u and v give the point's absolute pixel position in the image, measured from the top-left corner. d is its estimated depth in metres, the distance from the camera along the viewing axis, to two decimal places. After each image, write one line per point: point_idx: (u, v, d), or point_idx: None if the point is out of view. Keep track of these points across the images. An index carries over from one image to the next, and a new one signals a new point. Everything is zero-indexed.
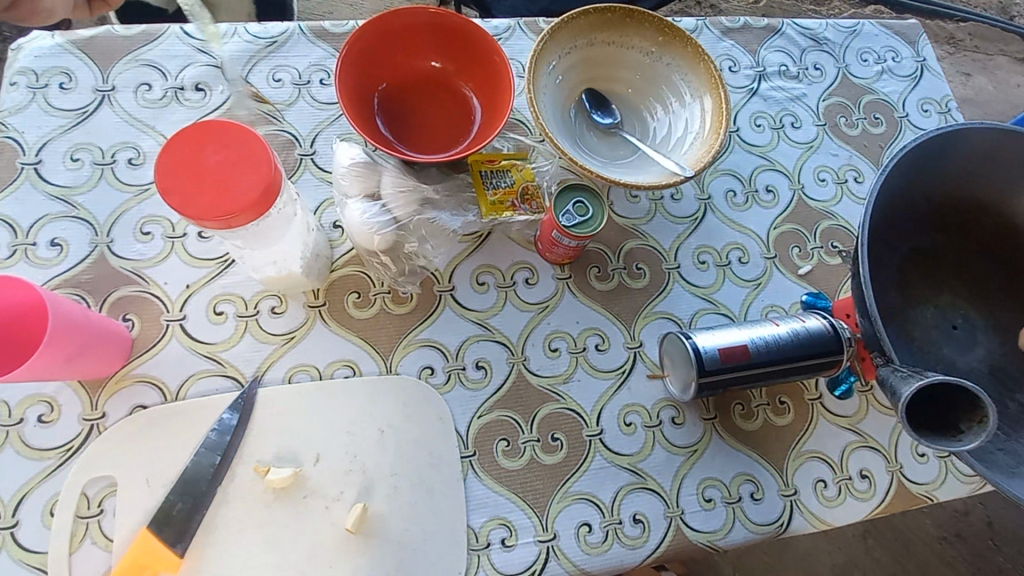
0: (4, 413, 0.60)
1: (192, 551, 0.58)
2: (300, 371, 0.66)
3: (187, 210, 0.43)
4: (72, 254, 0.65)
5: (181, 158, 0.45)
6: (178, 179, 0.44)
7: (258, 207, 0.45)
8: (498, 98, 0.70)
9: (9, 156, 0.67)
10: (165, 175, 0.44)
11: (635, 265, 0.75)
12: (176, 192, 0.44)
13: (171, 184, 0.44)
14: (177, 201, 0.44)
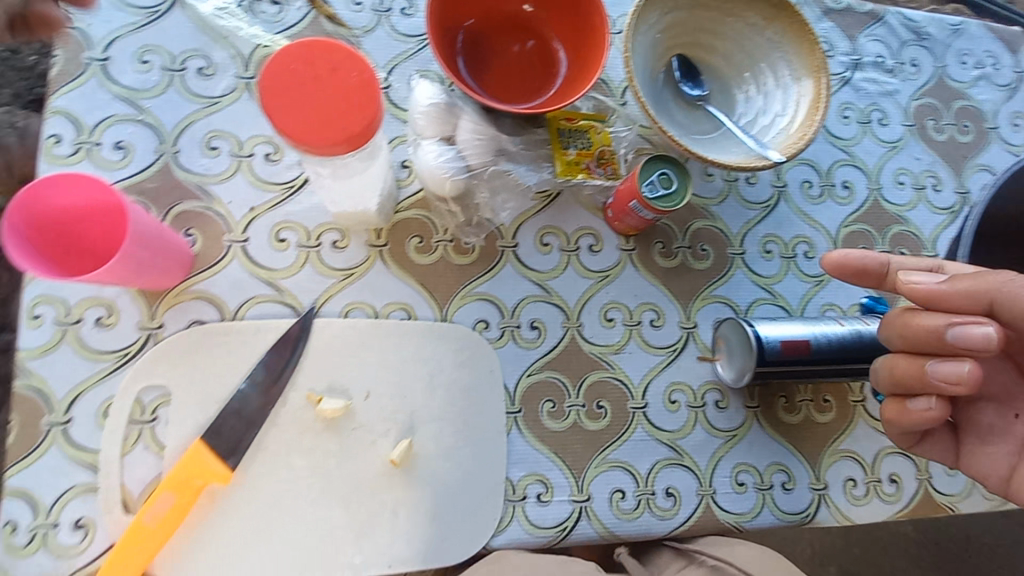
0: (63, 311, 0.59)
1: (241, 465, 0.58)
2: (356, 308, 0.65)
3: (286, 131, 0.42)
4: (137, 159, 0.63)
5: (287, 75, 0.43)
6: (281, 99, 0.42)
7: (359, 140, 0.43)
8: (589, 51, 0.66)
9: (76, 51, 0.63)
10: (269, 90, 0.42)
11: (700, 246, 0.74)
12: (277, 111, 0.42)
13: (276, 103, 0.42)
14: (279, 120, 0.42)
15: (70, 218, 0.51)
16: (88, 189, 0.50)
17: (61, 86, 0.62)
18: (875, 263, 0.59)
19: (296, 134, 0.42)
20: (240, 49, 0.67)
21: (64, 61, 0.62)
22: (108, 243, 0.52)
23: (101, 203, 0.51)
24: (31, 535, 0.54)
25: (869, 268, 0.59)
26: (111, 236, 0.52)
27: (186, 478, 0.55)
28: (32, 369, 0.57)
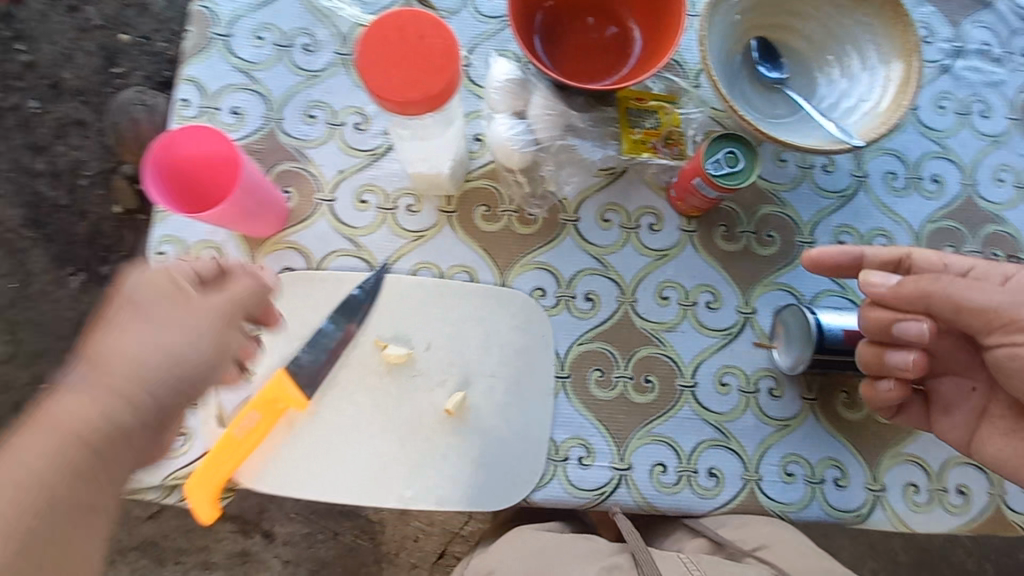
0: (181, 249, 0.67)
1: (315, 396, 0.65)
2: (424, 268, 0.70)
3: (375, 90, 0.47)
4: (249, 123, 0.71)
5: (379, 41, 0.48)
6: (374, 63, 0.47)
7: (440, 100, 0.48)
8: (665, 30, 0.67)
9: (204, 27, 0.72)
10: (364, 54, 0.48)
11: (766, 232, 0.73)
12: (369, 73, 0.47)
13: (369, 65, 0.47)
14: (371, 81, 0.47)
15: (195, 169, 0.60)
16: (210, 143, 0.59)
17: (192, 57, 0.71)
18: (852, 259, 0.61)
19: (383, 94, 0.47)
20: (340, 28, 0.74)
21: (196, 36, 0.72)
22: (226, 191, 0.60)
23: (223, 154, 0.60)
24: None
25: (842, 263, 0.62)
26: (227, 184, 0.60)
27: (271, 400, 0.63)
28: None
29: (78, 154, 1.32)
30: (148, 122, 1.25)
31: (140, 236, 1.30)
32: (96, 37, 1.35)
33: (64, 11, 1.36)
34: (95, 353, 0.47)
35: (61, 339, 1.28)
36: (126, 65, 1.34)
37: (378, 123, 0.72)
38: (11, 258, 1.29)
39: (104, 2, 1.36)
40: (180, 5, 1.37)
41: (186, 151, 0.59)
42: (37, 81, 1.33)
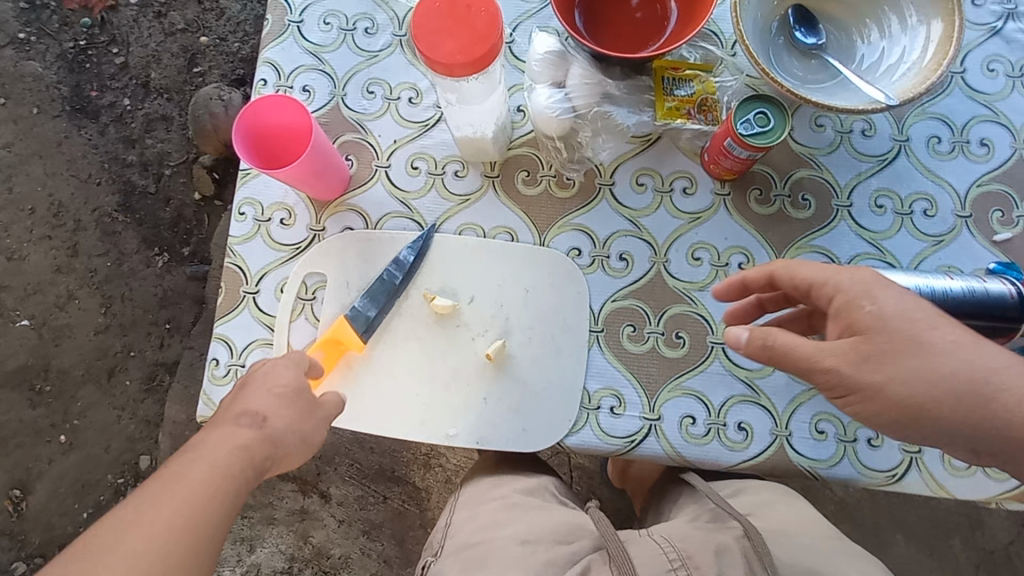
0: (259, 210, 0.77)
1: (371, 341, 0.73)
2: (468, 229, 0.76)
3: (427, 52, 0.53)
4: (317, 99, 0.79)
5: (432, 10, 0.54)
6: (426, 29, 0.54)
7: (483, 63, 0.54)
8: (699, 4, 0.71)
9: (281, 15, 0.81)
10: (418, 22, 0.54)
11: (801, 196, 0.75)
12: (422, 37, 0.53)
13: (422, 30, 0.53)
14: (423, 45, 0.53)
15: (276, 136, 0.68)
16: (287, 113, 0.68)
17: (270, 41, 0.80)
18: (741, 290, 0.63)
19: (433, 57, 0.53)
20: (397, 12, 0.81)
21: (273, 24, 0.81)
22: (302, 156, 0.68)
23: (298, 123, 0.68)
24: (228, 370, 0.73)
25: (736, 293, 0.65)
26: (302, 149, 0.68)
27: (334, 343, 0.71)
28: (236, 251, 0.76)
29: (163, 146, 1.48)
30: (224, 117, 1.37)
31: (216, 220, 1.44)
32: (178, 40, 1.50)
33: (153, 17, 1.51)
34: (261, 407, 0.54)
35: (147, 312, 1.44)
36: (204, 65, 1.49)
37: (430, 98, 0.79)
38: (106, 239, 1.46)
39: (186, 7, 1.51)
40: (252, 8, 1.51)
41: (269, 119, 0.67)
42: (128, 81, 1.49)
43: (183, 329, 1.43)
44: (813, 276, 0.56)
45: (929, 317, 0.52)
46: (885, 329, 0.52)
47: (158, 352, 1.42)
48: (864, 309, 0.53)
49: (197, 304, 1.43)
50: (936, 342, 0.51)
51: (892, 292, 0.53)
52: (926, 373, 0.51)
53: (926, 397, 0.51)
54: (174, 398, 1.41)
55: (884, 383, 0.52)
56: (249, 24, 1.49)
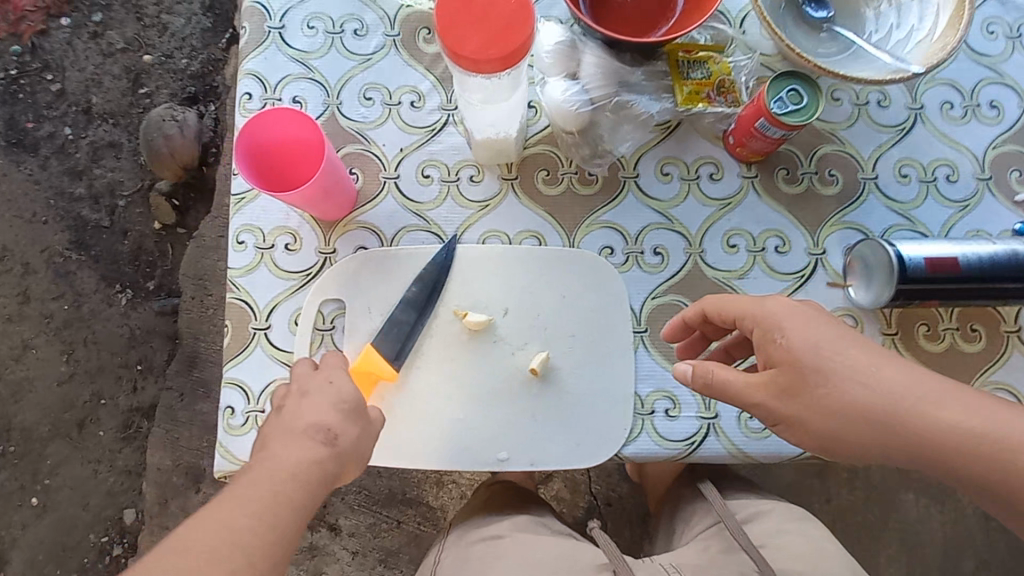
0: (260, 237, 0.70)
1: (404, 369, 0.67)
2: (492, 236, 0.71)
3: (456, 49, 0.48)
4: (310, 111, 0.73)
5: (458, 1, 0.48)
6: (453, 22, 0.48)
7: (515, 59, 0.49)
8: None
9: (258, 21, 0.73)
10: (444, 15, 0.48)
11: (828, 171, 0.73)
12: (449, 32, 0.48)
13: (449, 23, 0.48)
14: (451, 41, 0.48)
15: (277, 153, 0.62)
16: (290, 127, 0.62)
17: (251, 51, 0.73)
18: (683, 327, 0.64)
19: (463, 53, 0.49)
20: (387, 11, 0.75)
21: (250, 31, 0.73)
22: (310, 176, 0.62)
23: (308, 138, 0.62)
24: (246, 418, 0.67)
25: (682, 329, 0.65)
26: (310, 168, 0.62)
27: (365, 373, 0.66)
28: (239, 284, 0.69)
29: (114, 175, 1.36)
30: (179, 140, 1.29)
31: (182, 249, 1.33)
32: (119, 60, 1.38)
33: (88, 37, 1.39)
34: (329, 421, 0.54)
35: (116, 355, 1.32)
36: (151, 85, 1.37)
37: (434, 100, 0.74)
38: (61, 280, 1.33)
39: (124, 24, 1.39)
40: (197, 22, 1.39)
41: (272, 134, 0.61)
42: (68, 108, 1.37)
43: (157, 370, 1.31)
44: (735, 312, 0.58)
45: (833, 345, 0.54)
46: (798, 363, 0.54)
47: (132, 397, 1.31)
48: (779, 346, 0.55)
49: (170, 341, 1.32)
50: (841, 371, 0.53)
51: (803, 326, 0.55)
52: (834, 403, 0.53)
53: (839, 425, 0.53)
54: (155, 443, 1.29)
55: (803, 414, 0.54)
56: (197, 37, 1.38)
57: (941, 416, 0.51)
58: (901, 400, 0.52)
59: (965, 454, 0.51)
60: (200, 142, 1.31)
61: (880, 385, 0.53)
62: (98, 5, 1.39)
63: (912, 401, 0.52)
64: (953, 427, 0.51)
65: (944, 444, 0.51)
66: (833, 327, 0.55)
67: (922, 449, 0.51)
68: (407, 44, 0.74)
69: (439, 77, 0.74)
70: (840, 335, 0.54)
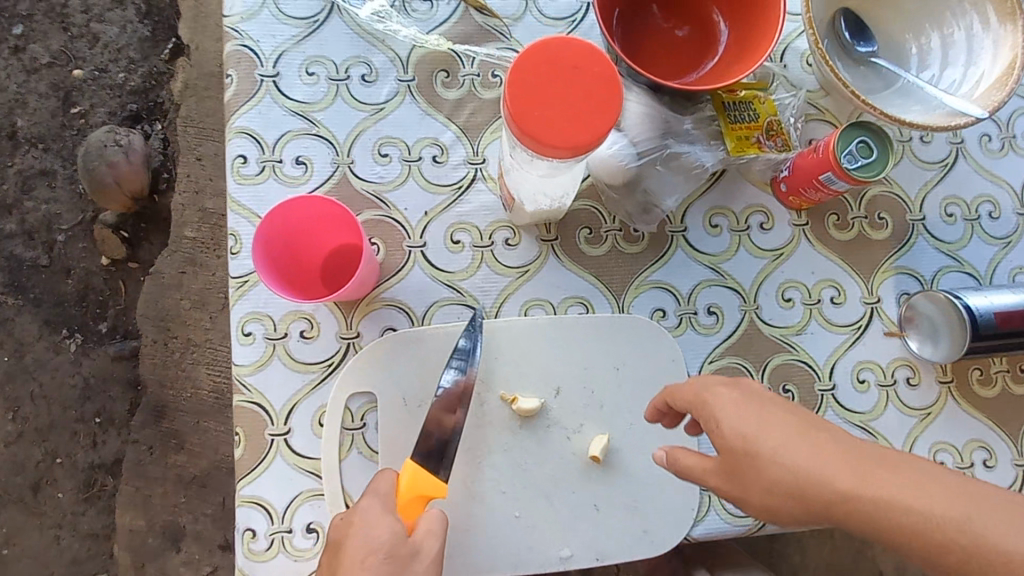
0: (271, 326, 0.60)
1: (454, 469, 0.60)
2: (535, 306, 0.65)
3: (531, 133, 0.41)
4: (318, 173, 0.63)
5: (532, 76, 0.41)
6: (528, 100, 0.41)
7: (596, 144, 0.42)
8: (755, 28, 0.62)
9: (248, 68, 0.63)
10: (516, 93, 0.41)
11: (877, 215, 0.70)
12: (522, 111, 0.41)
13: (522, 102, 0.41)
14: (525, 122, 0.41)
15: (284, 240, 0.54)
16: (301, 211, 0.54)
17: (241, 104, 0.62)
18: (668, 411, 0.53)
19: (539, 136, 0.41)
20: (399, 51, 0.65)
21: (239, 80, 0.63)
22: (325, 263, 0.57)
23: (336, 219, 0.56)
24: (269, 541, 0.58)
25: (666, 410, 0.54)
26: (324, 255, 0.57)
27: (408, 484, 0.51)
28: (250, 384, 0.60)
29: (49, 208, 1.16)
30: (125, 166, 1.10)
31: (136, 285, 1.14)
32: (46, 77, 1.18)
33: (9, 52, 1.18)
34: None
35: (68, 410, 1.13)
36: (84, 103, 1.17)
37: (458, 153, 0.65)
38: None
39: (47, 33, 1.19)
40: (133, 30, 1.18)
41: (304, 212, 0.54)
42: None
43: (118, 422, 1.13)
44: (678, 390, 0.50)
45: (761, 424, 0.44)
46: (726, 446, 0.45)
47: (92, 454, 1.13)
48: (709, 427, 0.47)
49: (129, 389, 1.14)
50: (766, 449, 0.43)
51: (727, 401, 0.46)
52: (764, 485, 0.43)
53: (777, 508, 0.43)
54: (123, 503, 1.11)
55: (743, 499, 0.45)
56: (135, 47, 1.18)
57: (873, 497, 0.39)
58: (834, 474, 0.40)
59: (921, 540, 0.37)
60: (146, 168, 1.12)
61: (817, 461, 0.41)
62: (18, 14, 1.19)
63: (847, 475, 0.40)
64: (900, 507, 0.38)
65: (891, 529, 0.38)
66: (762, 398, 0.46)
67: (873, 532, 0.39)
68: (424, 89, 0.65)
69: (462, 126, 0.66)
70: (767, 405, 0.45)
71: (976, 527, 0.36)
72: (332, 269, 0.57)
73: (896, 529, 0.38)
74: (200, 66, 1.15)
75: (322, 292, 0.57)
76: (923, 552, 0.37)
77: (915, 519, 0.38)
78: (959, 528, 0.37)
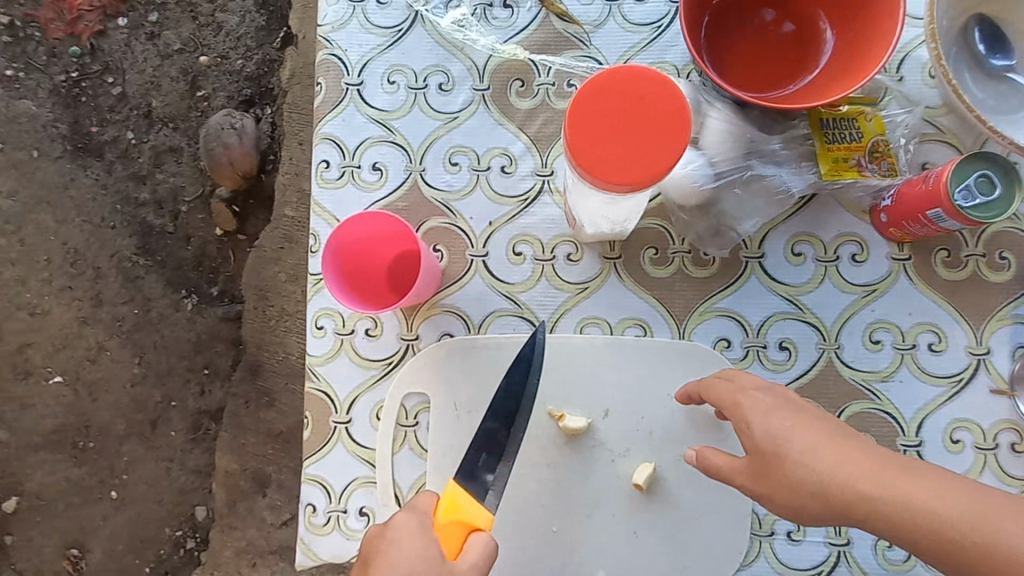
0: (339, 322, 0.65)
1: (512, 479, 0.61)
2: (592, 324, 0.64)
3: (584, 159, 0.41)
4: (391, 180, 0.66)
5: (596, 101, 0.41)
6: (589, 125, 0.41)
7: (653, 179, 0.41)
8: (865, 38, 0.56)
9: (335, 77, 0.66)
10: (578, 116, 0.41)
11: (998, 254, 0.61)
12: (581, 135, 0.41)
13: (582, 126, 0.41)
14: (581, 146, 0.41)
15: (346, 256, 0.57)
16: (355, 226, 0.57)
17: (327, 111, 0.66)
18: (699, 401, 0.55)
19: (594, 162, 0.41)
20: (476, 60, 0.66)
21: (327, 88, 0.66)
22: (391, 268, 0.59)
23: (397, 230, 0.58)
24: (327, 517, 0.63)
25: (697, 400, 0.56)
26: (388, 261, 0.59)
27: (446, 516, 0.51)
28: (319, 373, 0.64)
29: (176, 180, 1.10)
30: (237, 148, 1.05)
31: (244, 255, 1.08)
32: (176, 61, 1.11)
33: (146, 39, 1.11)
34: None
35: (183, 359, 1.09)
36: (208, 87, 1.10)
37: (526, 164, 0.65)
38: (131, 286, 1.10)
39: (179, 22, 1.11)
40: (252, 18, 1.10)
41: (373, 226, 0.57)
42: (128, 112, 1.11)
43: (223, 374, 1.07)
44: (713, 393, 0.52)
45: (792, 424, 0.47)
46: (755, 446, 0.47)
47: (200, 400, 1.08)
48: (740, 428, 0.49)
49: (235, 346, 1.07)
50: (792, 451, 0.45)
51: (756, 402, 0.49)
52: (789, 484, 0.45)
53: (798, 505, 0.45)
54: (223, 447, 1.06)
55: (769, 497, 0.47)
56: (252, 36, 1.10)
57: (890, 495, 0.42)
58: (852, 475, 0.43)
59: (928, 534, 0.40)
60: (257, 150, 1.06)
61: (842, 465, 0.44)
62: (154, 3, 1.12)
63: (867, 476, 0.43)
64: (911, 504, 0.41)
65: (902, 523, 0.41)
66: (789, 402, 0.48)
67: (886, 527, 0.42)
68: (498, 99, 0.66)
69: (532, 137, 0.65)
70: (795, 409, 0.48)
71: (983, 526, 0.39)
72: (398, 272, 0.59)
73: (907, 526, 0.41)
74: (305, 55, 1.05)
75: (393, 297, 0.60)
76: (930, 547, 0.40)
77: (927, 519, 0.40)
78: (968, 528, 0.39)
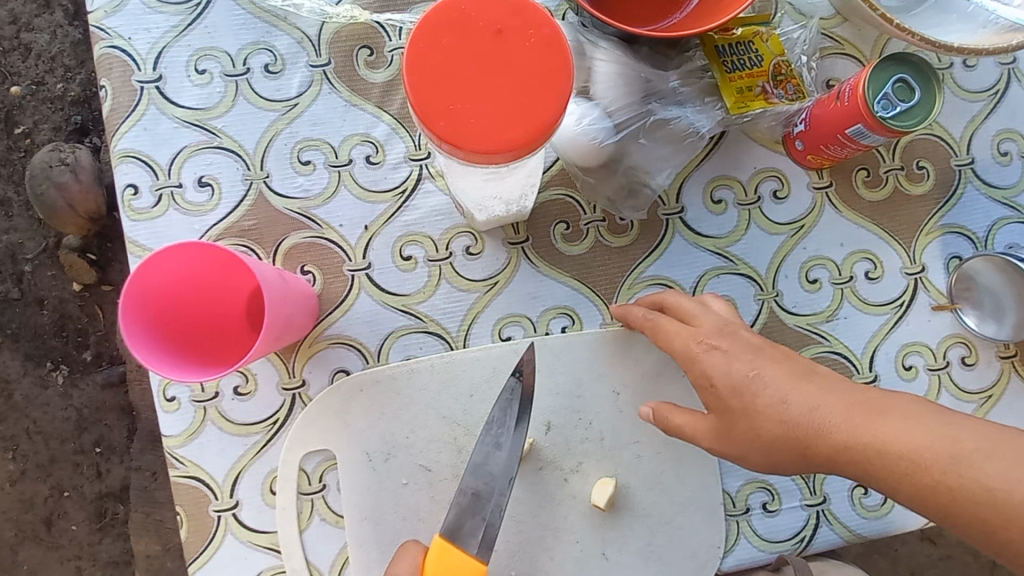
0: (198, 387, 0.51)
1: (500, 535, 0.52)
2: (511, 323, 0.54)
3: (433, 121, 0.32)
4: (226, 195, 0.52)
5: (441, 42, 0.33)
6: (435, 74, 0.32)
7: (529, 139, 0.33)
8: None
9: (123, 74, 0.51)
10: (420, 62, 0.32)
11: (915, 164, 0.58)
12: (426, 89, 0.32)
13: (426, 75, 0.32)
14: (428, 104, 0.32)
15: (175, 308, 0.44)
16: (187, 260, 0.43)
17: (121, 121, 0.51)
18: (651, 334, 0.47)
19: (448, 124, 0.32)
20: (306, 30, 0.53)
21: (115, 91, 0.51)
22: (246, 307, 0.47)
23: (233, 261, 0.45)
24: None
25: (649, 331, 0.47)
26: (241, 299, 0.47)
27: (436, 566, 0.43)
28: (182, 457, 0.51)
29: (7, 236, 0.84)
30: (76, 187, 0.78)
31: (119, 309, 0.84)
32: None
33: None
34: None
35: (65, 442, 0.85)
36: (27, 123, 0.84)
37: (396, 149, 0.54)
38: None
39: None
40: (63, 31, 0.85)
41: (200, 265, 0.44)
42: None
43: (120, 449, 0.85)
44: (666, 340, 0.46)
45: (762, 365, 0.40)
46: (719, 401, 0.41)
47: (97, 483, 0.85)
48: (700, 384, 0.42)
49: (127, 413, 0.85)
50: (755, 397, 0.40)
51: (713, 352, 0.42)
52: (754, 434, 0.40)
53: (766, 456, 0.40)
54: (136, 527, 0.82)
55: (740, 454, 0.41)
56: (68, 53, 0.85)
57: (861, 437, 0.36)
58: (820, 415, 0.37)
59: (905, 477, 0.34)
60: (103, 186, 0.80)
61: (815, 403, 0.38)
62: None
63: (834, 417, 0.37)
64: (884, 446, 0.35)
65: (875, 464, 0.35)
66: (751, 345, 0.42)
67: (857, 470, 0.36)
68: (344, 75, 0.53)
69: (396, 115, 0.54)
70: (758, 353, 0.41)
71: (962, 461, 0.33)
72: (260, 313, 0.47)
73: (881, 471, 0.35)
74: None
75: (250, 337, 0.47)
76: (908, 492, 0.34)
77: (901, 461, 0.34)
78: (945, 464, 0.33)
